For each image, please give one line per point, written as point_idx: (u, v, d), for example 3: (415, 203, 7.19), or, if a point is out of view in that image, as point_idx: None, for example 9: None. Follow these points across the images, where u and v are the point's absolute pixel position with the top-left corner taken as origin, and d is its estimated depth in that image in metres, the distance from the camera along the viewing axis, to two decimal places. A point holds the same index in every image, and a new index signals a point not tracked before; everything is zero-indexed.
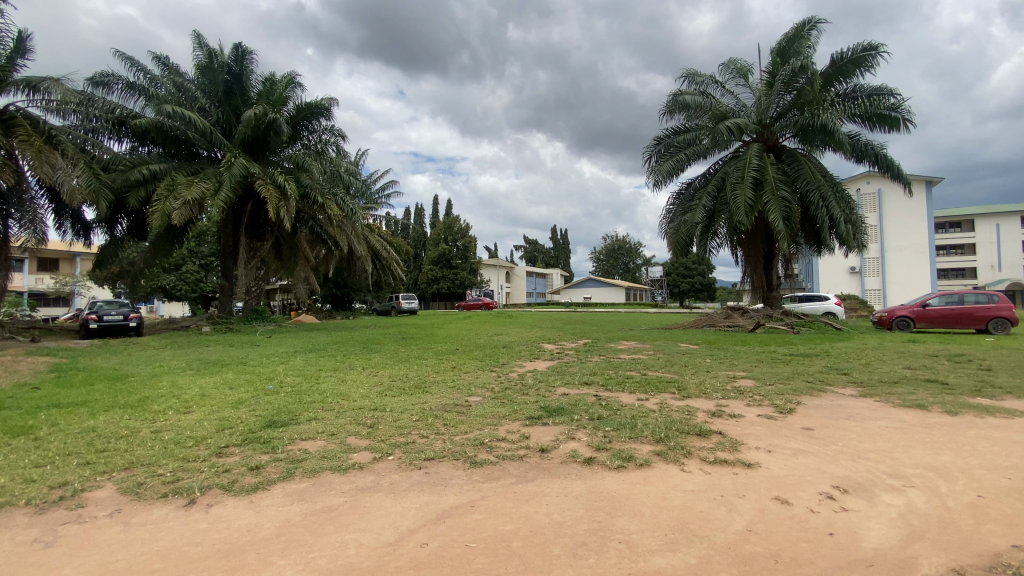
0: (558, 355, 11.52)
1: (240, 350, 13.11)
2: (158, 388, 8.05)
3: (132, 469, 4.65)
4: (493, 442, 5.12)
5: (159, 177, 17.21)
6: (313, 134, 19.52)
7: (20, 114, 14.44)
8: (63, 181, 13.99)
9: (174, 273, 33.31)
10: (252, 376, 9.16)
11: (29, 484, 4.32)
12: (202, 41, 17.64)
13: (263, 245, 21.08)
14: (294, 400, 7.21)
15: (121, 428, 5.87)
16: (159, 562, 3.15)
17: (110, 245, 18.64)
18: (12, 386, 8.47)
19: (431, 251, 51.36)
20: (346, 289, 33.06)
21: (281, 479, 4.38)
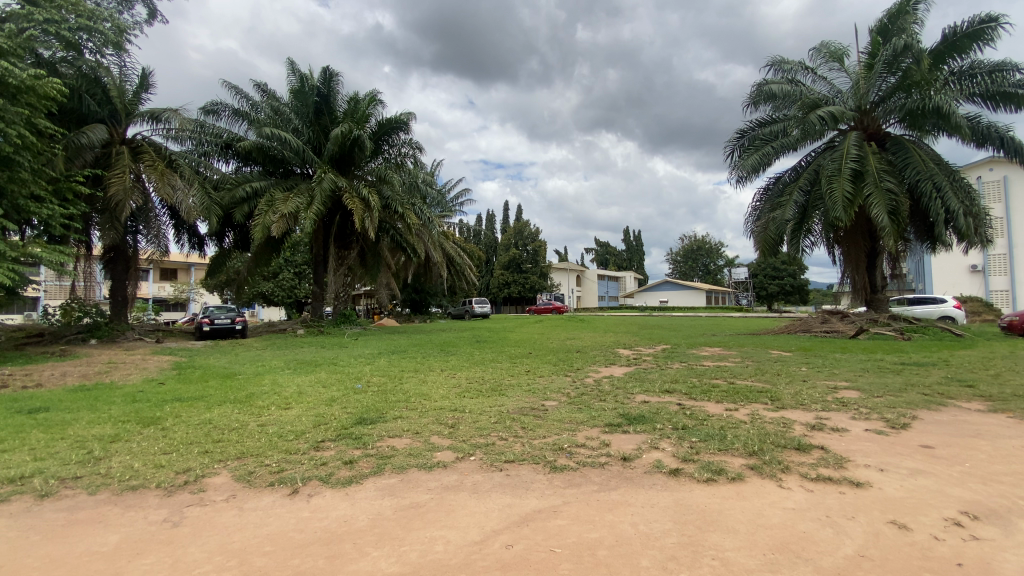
0: (635, 361, 11.20)
1: (330, 351, 14.02)
2: (261, 385, 8.83)
3: (243, 458, 5.13)
4: (574, 447, 5.08)
5: (260, 193, 18.88)
6: (393, 148, 20.66)
7: (146, 143, 16.47)
8: (181, 200, 15.87)
9: (272, 281, 36.61)
10: (341, 375, 9.78)
11: (159, 469, 4.89)
12: (295, 68, 19.13)
13: (350, 254, 22.50)
14: (380, 399, 7.59)
15: (233, 421, 6.50)
16: (269, 545, 3.43)
17: (220, 256, 20.74)
18: (143, 381, 9.67)
19: (502, 256, 52.07)
20: (423, 294, 34.42)
21: (372, 473, 4.63)
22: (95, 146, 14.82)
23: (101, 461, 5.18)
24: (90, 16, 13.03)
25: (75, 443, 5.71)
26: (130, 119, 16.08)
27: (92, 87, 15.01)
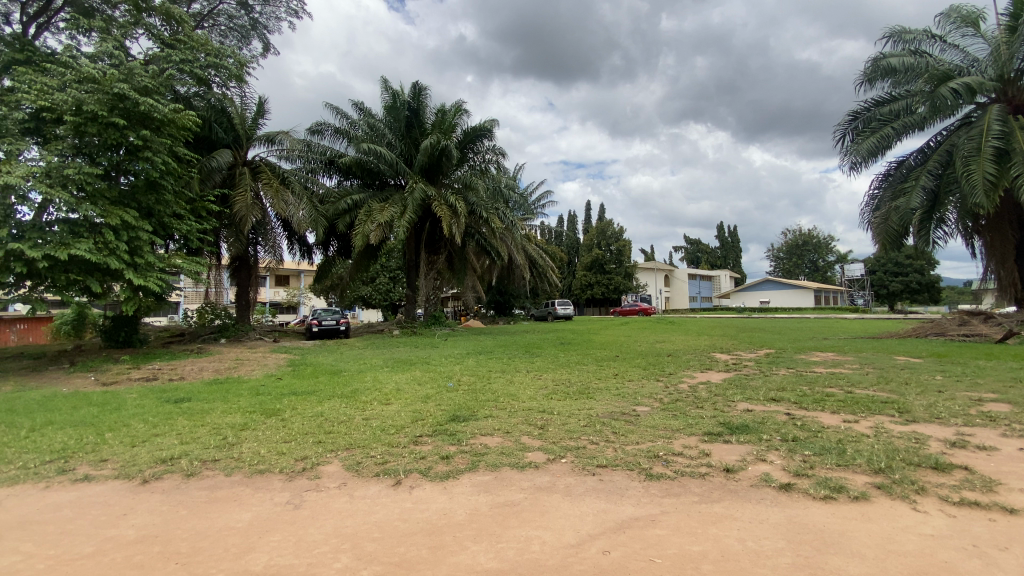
0: (735, 366, 10.52)
1: (423, 351, 14.76)
2: (363, 382, 9.52)
3: (352, 449, 5.55)
4: (670, 455, 4.89)
5: (359, 205, 20.33)
6: (478, 155, 21.39)
7: (263, 163, 18.36)
8: (293, 214, 17.60)
9: (370, 285, 39.31)
10: (434, 374, 10.25)
11: (281, 455, 5.45)
12: (388, 85, 20.41)
13: (439, 258, 23.49)
14: (472, 398, 7.84)
15: (341, 414, 7.08)
16: (378, 532, 3.69)
17: (325, 263, 22.62)
18: (264, 376, 10.85)
19: (586, 257, 51.43)
20: (507, 296, 35.06)
21: (467, 469, 4.80)
22: (222, 169, 16.82)
23: (234, 446, 5.89)
24: (215, 54, 14.92)
25: (213, 430, 6.55)
26: (250, 143, 18.05)
27: (219, 116, 17.08)
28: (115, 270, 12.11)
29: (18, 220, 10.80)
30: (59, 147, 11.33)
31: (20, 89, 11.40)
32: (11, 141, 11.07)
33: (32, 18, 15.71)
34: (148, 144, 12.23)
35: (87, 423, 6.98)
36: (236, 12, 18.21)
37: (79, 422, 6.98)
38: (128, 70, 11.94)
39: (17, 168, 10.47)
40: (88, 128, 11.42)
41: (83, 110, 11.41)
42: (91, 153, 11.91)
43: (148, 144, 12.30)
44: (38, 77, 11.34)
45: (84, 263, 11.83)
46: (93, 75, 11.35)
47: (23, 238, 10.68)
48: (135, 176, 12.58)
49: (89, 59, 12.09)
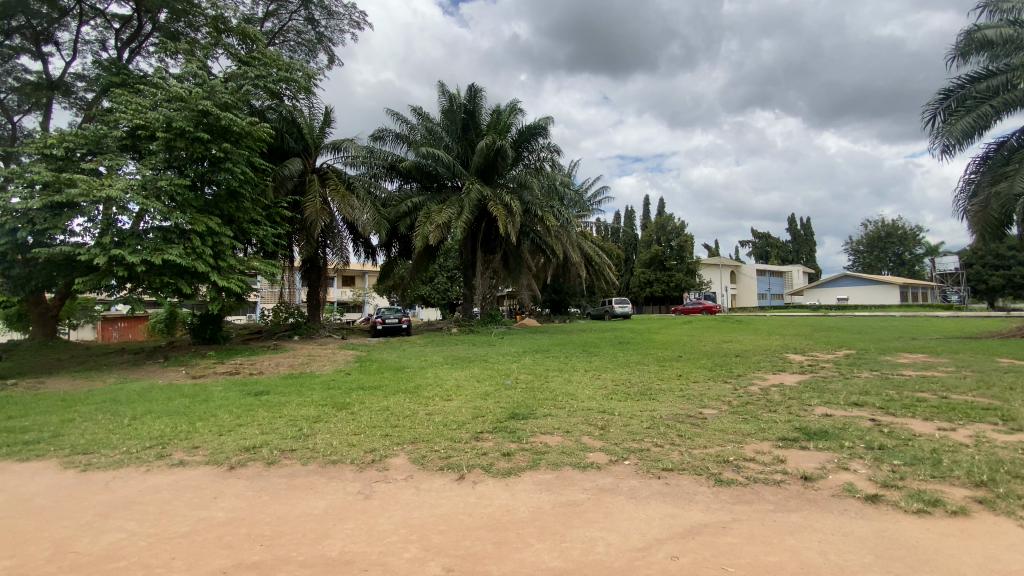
0: (810, 368, 9.90)
1: (481, 349, 14.99)
2: (425, 378, 9.83)
3: (417, 443, 5.74)
4: (741, 461, 4.68)
5: (419, 207, 20.91)
6: (533, 153, 21.36)
7: (330, 170, 19.31)
8: (358, 218, 18.41)
9: (429, 285, 40.52)
10: (492, 371, 10.40)
11: (351, 447, 5.72)
12: (445, 89, 20.85)
13: (495, 257, 23.75)
14: (530, 396, 7.87)
15: (406, 409, 7.34)
16: (443, 525, 3.79)
17: (388, 264, 23.48)
18: (333, 371, 11.45)
19: (644, 253, 50.16)
20: (563, 294, 34.91)
21: (529, 467, 4.83)
22: (293, 176, 17.87)
23: (309, 436, 6.26)
24: (286, 68, 15.87)
25: (289, 421, 6.99)
26: (318, 151, 19.04)
27: (290, 127, 18.12)
28: (202, 272, 13.19)
29: (119, 229, 11.98)
30: (153, 161, 12.47)
31: (119, 110, 12.64)
32: (112, 157, 12.30)
33: (126, 43, 17.41)
34: (228, 155, 13.23)
35: (181, 412, 7.67)
36: (304, 27, 19.29)
37: (173, 412, 7.68)
38: (211, 88, 12.94)
39: (117, 182, 11.61)
40: (177, 143, 12.49)
41: (171, 126, 12.48)
42: (180, 166, 13.03)
43: (228, 156, 13.26)
44: (133, 98, 12.53)
45: (176, 267, 12.96)
46: (181, 94, 12.41)
47: (124, 245, 11.84)
48: (217, 186, 13.63)
49: (177, 80, 13.24)
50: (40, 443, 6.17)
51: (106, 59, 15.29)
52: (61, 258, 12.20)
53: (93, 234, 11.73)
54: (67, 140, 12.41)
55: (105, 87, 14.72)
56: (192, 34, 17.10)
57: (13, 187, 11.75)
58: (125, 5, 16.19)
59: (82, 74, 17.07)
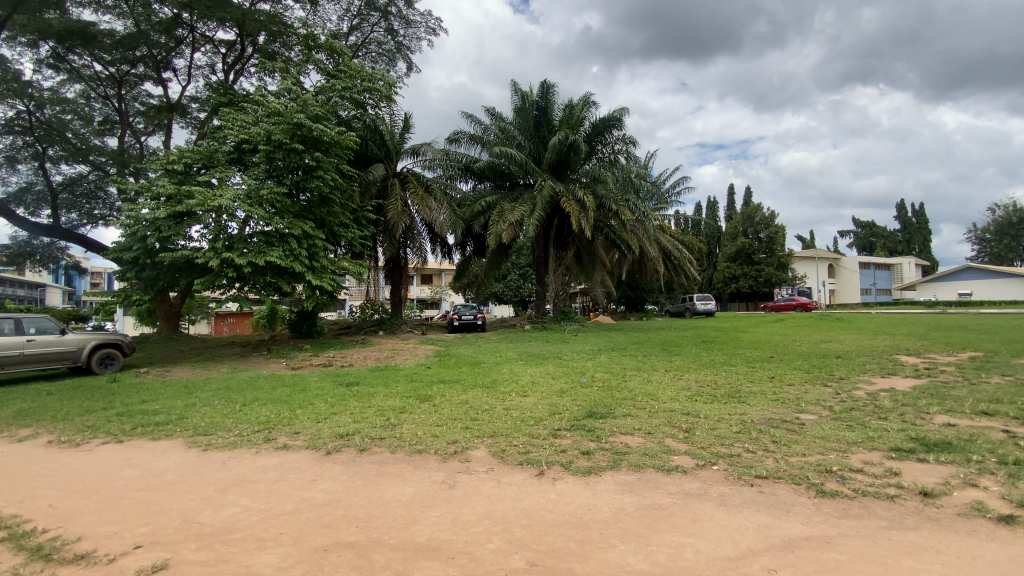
0: (925, 372, 8.86)
1: (556, 346, 14.96)
2: (502, 374, 10.00)
3: (496, 437, 5.86)
4: (846, 471, 4.29)
5: (493, 206, 21.24)
6: (607, 146, 21.12)
7: (409, 173, 20.10)
8: (435, 219, 19.06)
9: (503, 282, 41.19)
10: (568, 369, 10.35)
11: (435, 438, 5.96)
12: (517, 87, 20.95)
13: (568, 254, 23.59)
14: (608, 395, 7.74)
15: (484, 404, 7.51)
16: (525, 519, 3.84)
17: (464, 262, 24.09)
18: (415, 365, 11.98)
19: (728, 247, 47.44)
20: (639, 291, 33.98)
21: (610, 467, 4.76)
22: (376, 181, 18.86)
23: (396, 426, 6.61)
24: (369, 79, 16.80)
25: (377, 411, 7.42)
26: (399, 156, 19.91)
27: (373, 135, 19.08)
28: (299, 272, 14.36)
29: (229, 234, 13.28)
30: (256, 172, 13.74)
31: (228, 127, 14.05)
32: (222, 170, 13.69)
33: (230, 66, 19.25)
34: (320, 164, 14.26)
35: (282, 400, 8.41)
36: (384, 38, 20.26)
37: (276, 400, 8.43)
38: (303, 101, 13.96)
39: (227, 193, 12.90)
40: (276, 154, 13.65)
41: (271, 139, 13.68)
42: (279, 175, 14.20)
43: (320, 165, 14.26)
44: (239, 115, 13.86)
45: (276, 268, 14.20)
46: (278, 109, 13.51)
47: (233, 248, 13.12)
48: (311, 193, 14.74)
49: (275, 97, 14.43)
50: (169, 424, 7.03)
51: (214, 81, 17.02)
52: (182, 261, 13.75)
53: (208, 239, 13.12)
54: (186, 157, 13.98)
55: (215, 107, 16.39)
56: (286, 53, 18.57)
57: (144, 200, 13.43)
58: (230, 31, 17.92)
59: (196, 96, 19.16)
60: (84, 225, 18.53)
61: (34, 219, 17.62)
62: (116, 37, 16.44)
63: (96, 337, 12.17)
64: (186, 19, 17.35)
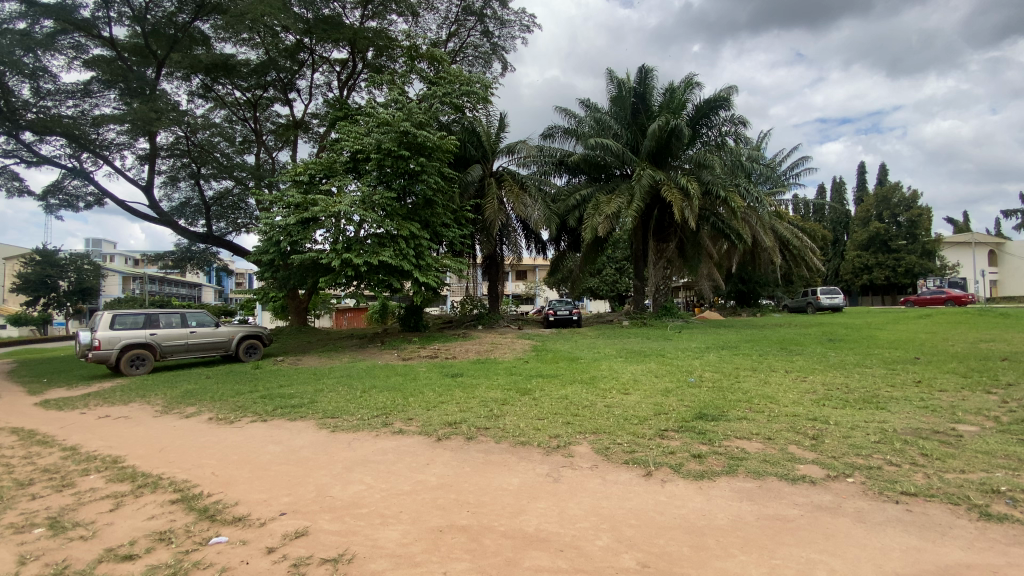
0: None
1: (658, 343, 14.39)
2: (602, 370, 9.85)
3: (599, 434, 5.77)
4: (1020, 494, 3.65)
5: (588, 199, 20.92)
6: (713, 129, 20.08)
7: (505, 172, 20.42)
8: (530, 215, 19.21)
9: (599, 277, 40.65)
10: (672, 367, 9.87)
11: (537, 431, 6.03)
12: (612, 75, 20.36)
13: (669, 246, 22.51)
14: (719, 396, 7.27)
15: (585, 399, 7.45)
16: (635, 519, 3.75)
17: (559, 257, 23.98)
18: (514, 359, 12.25)
19: (858, 233, 42.19)
20: (752, 284, 31.42)
21: (725, 472, 4.48)
22: (475, 181, 19.43)
23: (499, 417, 6.80)
24: (466, 83, 17.38)
25: (481, 402, 7.69)
26: (495, 155, 20.29)
27: (471, 137, 19.58)
28: (407, 271, 15.31)
29: (347, 236, 14.52)
30: (369, 179, 14.90)
31: (344, 139, 15.32)
32: (340, 179, 15.00)
33: (344, 82, 21.00)
34: (424, 168, 15.07)
35: (395, 388, 9.05)
36: (480, 40, 20.84)
37: (390, 388, 9.10)
38: (408, 110, 14.83)
39: (345, 200, 14.10)
40: (386, 161, 14.71)
41: (381, 147, 14.73)
42: (388, 180, 15.27)
43: (423, 169, 15.09)
44: (354, 128, 15.11)
45: (388, 267, 15.25)
46: (387, 119, 14.49)
47: (351, 250, 14.31)
48: (416, 196, 15.74)
49: (384, 107, 15.51)
50: (302, 407, 7.90)
51: (331, 98, 18.68)
52: (309, 262, 15.33)
53: (330, 241, 14.45)
54: (311, 168, 15.52)
55: (332, 121, 18.02)
56: (391, 66, 19.92)
57: (277, 209, 15.14)
58: (343, 50, 19.54)
59: (315, 112, 21.25)
60: (230, 232, 21.40)
61: (193, 229, 20.69)
62: (251, 66, 18.71)
63: (242, 329, 14.01)
64: (306, 44, 19.23)
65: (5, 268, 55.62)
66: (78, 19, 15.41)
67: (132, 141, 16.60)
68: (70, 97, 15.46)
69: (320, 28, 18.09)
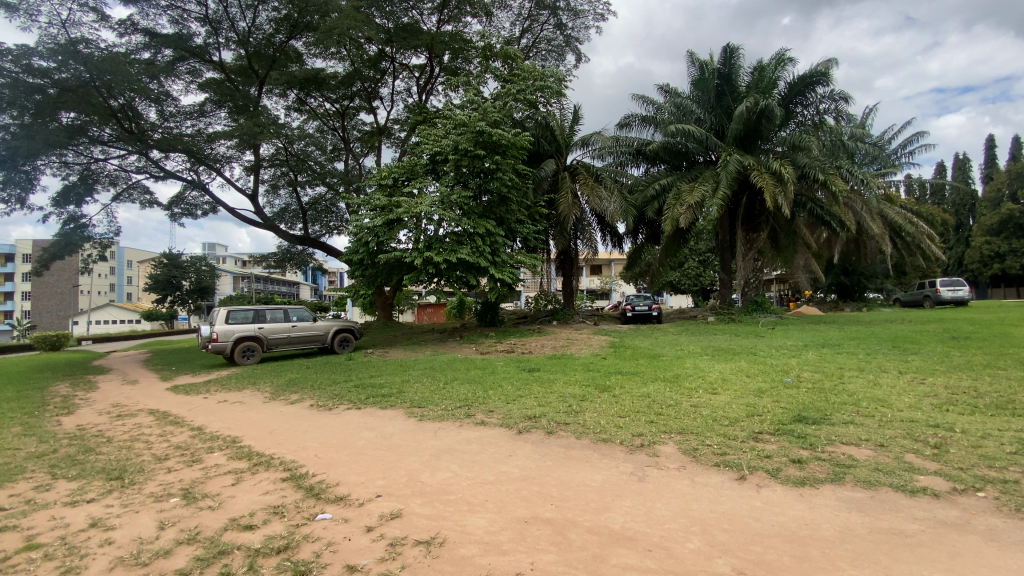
0: None
1: (748, 340, 13.53)
2: (686, 368, 9.45)
3: (685, 434, 5.55)
4: None
5: (668, 189, 20.09)
6: (809, 107, 18.70)
7: (580, 165, 20.07)
8: (607, 208, 18.82)
9: (680, 271, 39.10)
10: (765, 366, 9.25)
11: (619, 429, 5.92)
12: (694, 58, 19.39)
13: (760, 236, 21.00)
14: (820, 399, 6.71)
15: (669, 398, 7.19)
16: (727, 523, 3.57)
17: (637, 250, 23.26)
18: (592, 355, 12.11)
19: (988, 216, 36.88)
20: (856, 277, 28.60)
21: (829, 480, 4.14)
22: (549, 176, 19.32)
23: (579, 413, 6.76)
24: (540, 78, 17.37)
25: (560, 397, 7.68)
26: (569, 149, 20.05)
27: (545, 132, 19.52)
28: (483, 267, 15.63)
29: (427, 236, 15.08)
30: (447, 180, 15.37)
31: (424, 142, 15.96)
32: (421, 181, 15.60)
33: (423, 87, 21.84)
34: (498, 166, 15.33)
35: (476, 381, 9.29)
36: (553, 34, 20.72)
37: (470, 380, 9.37)
38: (484, 109, 15.09)
39: (425, 201, 14.64)
40: (462, 161, 15.11)
41: (458, 148, 15.15)
42: (465, 180, 15.67)
43: (498, 167, 15.33)
44: (433, 131, 15.67)
45: (466, 264, 15.66)
46: (464, 120, 14.86)
47: (432, 249, 14.85)
48: (491, 194, 16.04)
49: (461, 108, 15.94)
50: (391, 396, 8.37)
51: (411, 103, 19.48)
52: (393, 261, 16.10)
53: (412, 241, 15.11)
54: (394, 172, 16.30)
55: (412, 126, 18.81)
56: (467, 67, 20.41)
57: (365, 212, 16.08)
58: (422, 56, 20.27)
59: (397, 117, 22.28)
60: (323, 233, 23.08)
61: (292, 231, 22.57)
62: (339, 77, 19.98)
63: (336, 323, 15.08)
64: (387, 52, 20.20)
65: (141, 270, 64.02)
66: (192, 46, 17.32)
67: (239, 153, 18.38)
68: (187, 118, 17.45)
69: (400, 36, 18.96)
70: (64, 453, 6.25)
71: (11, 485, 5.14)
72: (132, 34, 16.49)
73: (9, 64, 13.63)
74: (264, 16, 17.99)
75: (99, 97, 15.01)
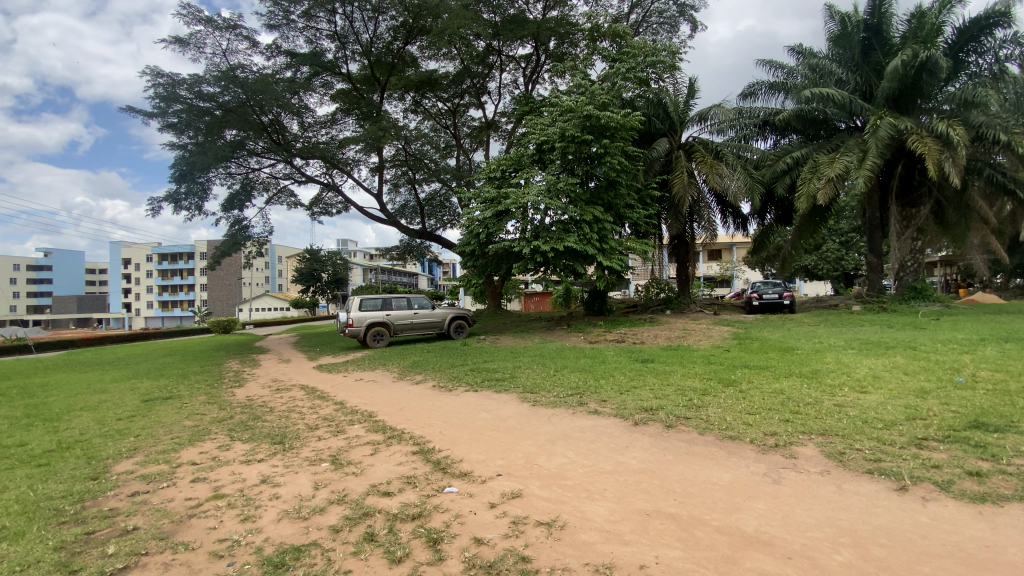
0: None
1: (903, 333, 11.72)
2: (826, 363, 8.46)
3: (828, 436, 4.99)
4: None
5: (803, 162, 17.96)
6: (985, 56, 15.68)
7: (696, 142, 18.75)
8: (728, 186, 17.44)
9: (815, 254, 35.17)
10: (930, 363, 7.91)
11: (749, 426, 5.50)
12: (833, 11, 17.05)
13: (920, 211, 17.97)
14: (1004, 402, 5.60)
15: (806, 396, 6.49)
16: (884, 538, 3.15)
17: (763, 232, 21.23)
18: (712, 347, 11.38)
19: None
20: None
21: (1020, 497, 3.46)
22: (661, 157, 18.33)
23: (700, 407, 6.39)
24: (652, 53, 16.60)
25: (679, 390, 7.33)
26: (685, 125, 18.78)
27: (657, 109, 18.51)
28: (591, 255, 15.41)
29: (534, 225, 15.15)
30: (554, 168, 15.39)
31: (531, 132, 16.08)
32: (527, 171, 15.72)
33: (529, 76, 21.98)
34: (606, 150, 14.87)
35: (588, 370, 9.24)
36: (665, 5, 19.58)
37: (581, 369, 9.34)
38: (592, 92, 14.74)
39: (532, 191, 14.73)
40: (569, 148, 14.95)
41: (565, 135, 14.95)
42: (571, 167, 15.51)
43: (606, 151, 14.90)
44: (540, 120, 15.74)
45: (573, 252, 15.45)
46: (570, 105, 14.58)
47: (540, 238, 14.92)
48: (598, 179, 15.68)
49: (567, 94, 15.78)
50: (506, 381, 8.65)
51: (518, 94, 19.74)
52: (502, 252, 16.53)
53: (520, 230, 15.30)
54: (502, 164, 16.68)
55: (518, 116, 19.05)
56: (573, 51, 20.10)
57: (475, 205, 16.63)
58: (528, 45, 20.37)
59: (504, 109, 22.72)
60: (440, 226, 24.41)
61: (412, 226, 24.24)
62: (450, 76, 20.85)
63: (452, 311, 15.96)
64: (494, 47, 20.64)
65: (288, 265, 73.36)
66: (325, 61, 19.17)
67: (366, 156, 20.06)
68: (322, 126, 19.50)
69: (506, 29, 19.24)
70: (238, 419, 7.42)
71: (201, 444, 6.24)
72: (277, 56, 18.74)
73: (186, 92, 16.12)
74: (384, 26, 19.25)
75: (253, 115, 17.31)
